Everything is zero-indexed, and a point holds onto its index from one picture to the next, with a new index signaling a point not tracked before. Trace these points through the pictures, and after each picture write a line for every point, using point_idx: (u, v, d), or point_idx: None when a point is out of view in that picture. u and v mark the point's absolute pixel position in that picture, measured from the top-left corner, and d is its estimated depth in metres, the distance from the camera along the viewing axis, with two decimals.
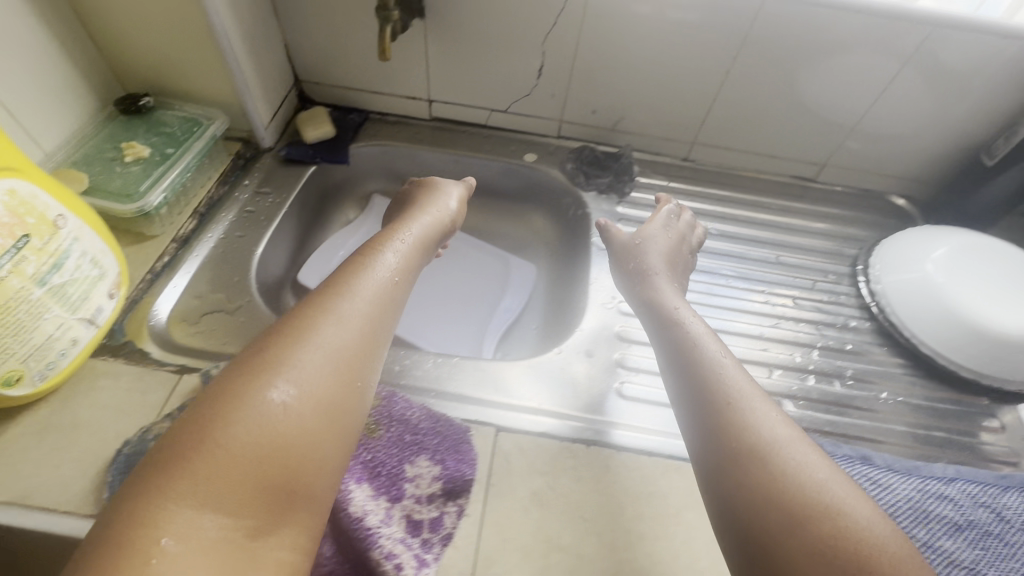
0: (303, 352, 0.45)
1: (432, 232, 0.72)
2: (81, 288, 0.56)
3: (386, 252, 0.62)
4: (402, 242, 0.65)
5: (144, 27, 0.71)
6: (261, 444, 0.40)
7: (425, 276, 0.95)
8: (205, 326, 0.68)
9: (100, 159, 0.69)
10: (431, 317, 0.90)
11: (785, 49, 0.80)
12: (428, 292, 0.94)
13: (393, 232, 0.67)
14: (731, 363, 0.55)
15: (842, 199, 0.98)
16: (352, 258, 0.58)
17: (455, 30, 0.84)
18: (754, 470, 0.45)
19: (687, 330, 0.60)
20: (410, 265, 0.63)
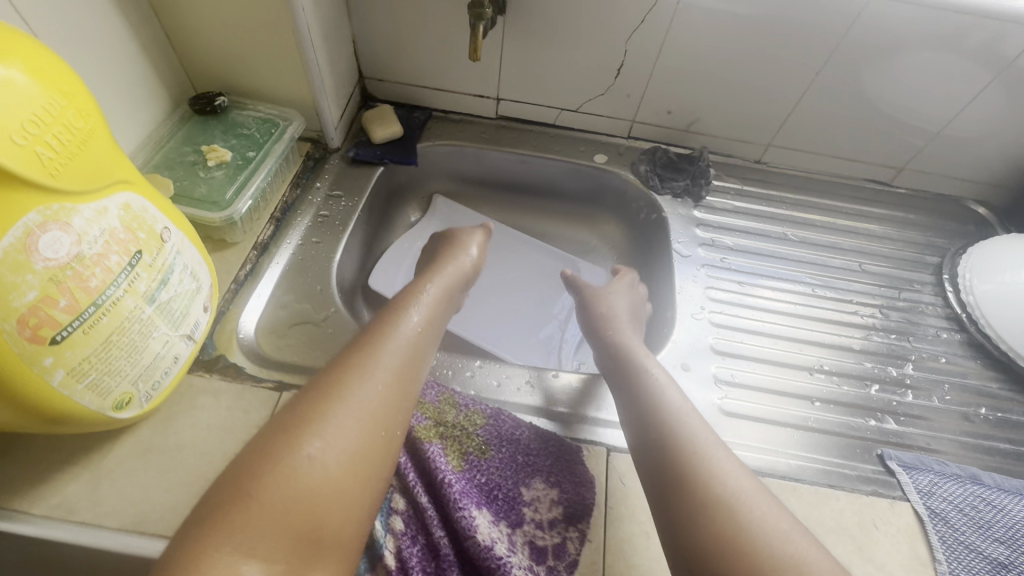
0: (343, 400, 0.47)
1: (462, 283, 0.72)
2: (182, 303, 0.54)
3: (414, 299, 0.62)
4: (431, 288, 0.65)
5: (223, 24, 0.68)
6: (289, 499, 0.42)
7: (491, 280, 0.93)
8: (296, 338, 0.66)
9: (180, 163, 0.66)
10: (499, 324, 0.89)
11: (877, 50, 0.76)
12: (496, 297, 0.92)
13: (426, 278, 0.67)
14: (690, 413, 0.56)
15: (918, 204, 0.95)
16: (388, 310, 0.59)
17: (535, 28, 0.80)
18: (718, 521, 0.46)
19: (650, 377, 0.59)
20: (441, 314, 0.63)
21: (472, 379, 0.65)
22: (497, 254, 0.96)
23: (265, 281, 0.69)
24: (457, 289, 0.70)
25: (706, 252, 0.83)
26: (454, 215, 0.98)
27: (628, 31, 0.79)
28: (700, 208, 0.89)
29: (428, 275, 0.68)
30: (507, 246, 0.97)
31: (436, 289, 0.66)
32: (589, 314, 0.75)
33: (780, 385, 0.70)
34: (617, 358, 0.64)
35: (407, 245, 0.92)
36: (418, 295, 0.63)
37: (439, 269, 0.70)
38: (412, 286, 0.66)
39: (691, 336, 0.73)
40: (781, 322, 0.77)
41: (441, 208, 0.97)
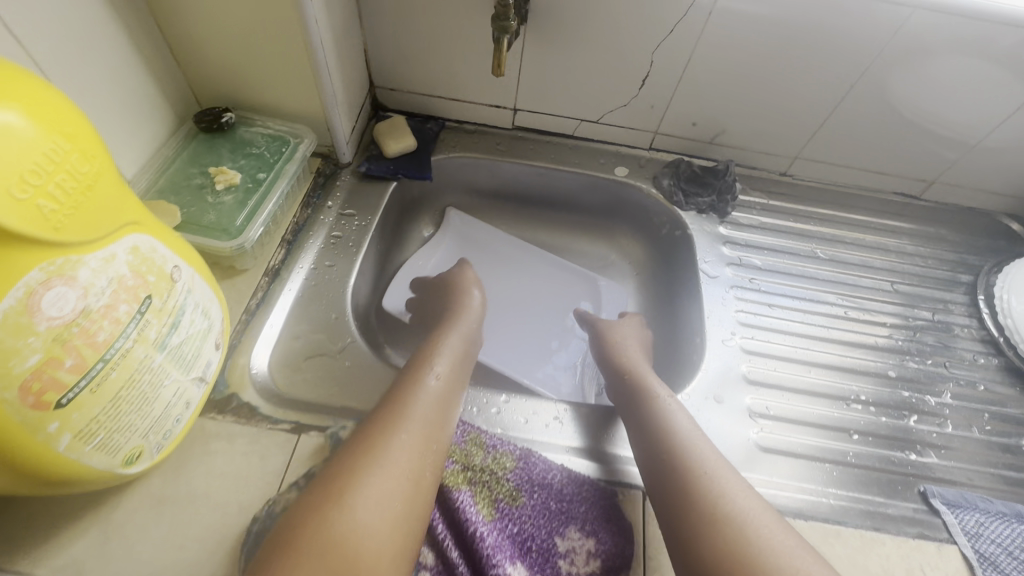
0: (375, 450, 0.49)
1: (478, 331, 0.73)
2: (194, 345, 0.50)
3: (439, 350, 0.64)
4: (453, 338, 0.67)
5: (231, 36, 0.63)
6: (331, 544, 0.43)
7: (508, 298, 0.90)
8: (311, 372, 0.62)
9: (186, 186, 0.62)
10: (515, 345, 0.85)
11: (916, 61, 0.72)
12: (513, 316, 0.88)
13: (447, 327, 0.70)
14: (697, 432, 0.57)
15: (948, 219, 0.92)
16: (417, 360, 0.61)
17: (557, 37, 0.77)
18: (725, 537, 0.46)
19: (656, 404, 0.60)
20: (465, 363, 0.65)
21: (498, 416, 0.62)
22: (514, 271, 0.93)
23: (277, 310, 0.66)
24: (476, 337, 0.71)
25: (733, 272, 0.80)
26: (469, 230, 0.94)
27: (655, 41, 0.75)
28: (726, 225, 0.86)
29: (448, 324, 0.70)
30: (524, 262, 0.93)
31: (457, 338, 0.67)
32: (601, 348, 0.76)
33: (816, 416, 0.67)
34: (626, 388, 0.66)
35: (421, 263, 0.88)
36: (442, 346, 0.65)
37: (457, 315, 0.72)
38: (436, 334, 0.68)
39: (722, 364, 0.70)
40: (815, 348, 0.73)
41: (455, 223, 0.94)
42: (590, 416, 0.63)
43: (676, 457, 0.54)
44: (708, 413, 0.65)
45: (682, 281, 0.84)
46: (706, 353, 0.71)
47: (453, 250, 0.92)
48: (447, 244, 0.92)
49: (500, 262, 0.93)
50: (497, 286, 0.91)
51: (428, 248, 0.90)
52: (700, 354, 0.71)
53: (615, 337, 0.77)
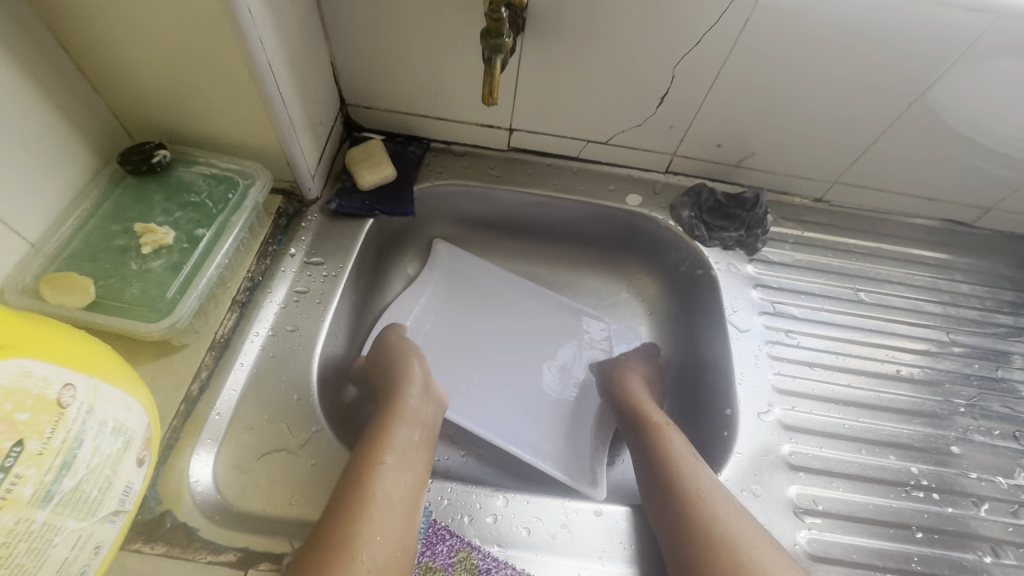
0: None
1: (432, 401, 0.60)
2: (102, 476, 0.40)
3: (381, 447, 0.51)
4: (397, 426, 0.54)
5: (158, 59, 0.51)
6: None
7: (505, 346, 0.78)
8: (266, 475, 0.51)
9: (105, 249, 0.51)
10: (508, 408, 0.73)
11: (993, 77, 0.60)
12: (510, 369, 0.76)
13: (389, 411, 0.56)
14: (727, 503, 0.53)
15: (1004, 250, 0.80)
16: (354, 472, 0.49)
17: (561, 48, 0.64)
18: None
19: (676, 489, 0.54)
20: (414, 455, 0.53)
21: (493, 526, 0.51)
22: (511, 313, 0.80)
23: (226, 393, 0.54)
24: (428, 415, 0.58)
25: (765, 324, 0.70)
26: (459, 265, 0.82)
27: (679, 53, 0.63)
28: (756, 263, 0.75)
29: (391, 405, 0.57)
30: (522, 303, 0.81)
31: (403, 426, 0.54)
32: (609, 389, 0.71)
33: (872, 510, 0.57)
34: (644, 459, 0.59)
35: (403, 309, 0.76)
36: (384, 430, 0.53)
37: (400, 389, 0.58)
38: (377, 424, 0.55)
39: (760, 445, 0.60)
40: (865, 420, 0.64)
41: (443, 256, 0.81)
42: (604, 522, 0.53)
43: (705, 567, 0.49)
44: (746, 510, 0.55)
45: (705, 331, 0.73)
46: (739, 430, 0.61)
47: (442, 290, 0.80)
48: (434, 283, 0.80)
49: (494, 303, 0.81)
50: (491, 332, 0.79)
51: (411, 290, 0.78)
52: (732, 431, 0.61)
53: (626, 386, 0.69)
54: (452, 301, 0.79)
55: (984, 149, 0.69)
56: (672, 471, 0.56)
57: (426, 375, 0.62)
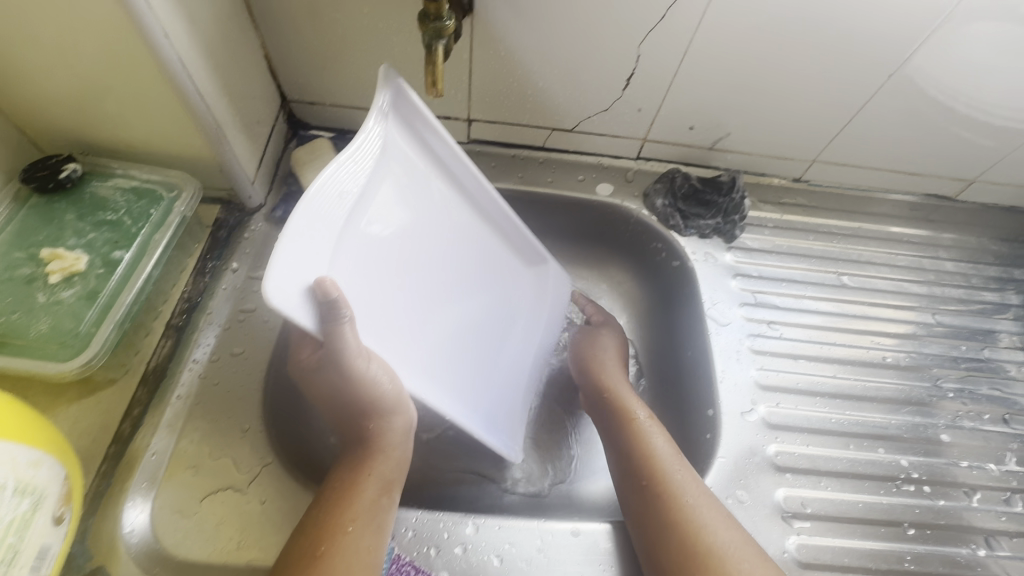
0: None
1: (412, 439, 0.50)
2: (4, 546, 0.35)
3: (345, 513, 0.44)
4: (367, 483, 0.46)
5: (48, 63, 0.45)
6: None
7: (453, 269, 0.55)
8: (210, 517, 0.47)
9: (8, 279, 0.46)
10: (454, 353, 0.54)
11: (973, 43, 0.57)
12: (459, 319, 0.55)
13: (360, 462, 0.47)
14: (736, 544, 0.46)
15: (988, 222, 0.78)
16: (309, 550, 0.42)
17: (515, 32, 0.59)
18: None
19: (672, 528, 0.47)
20: (384, 521, 0.45)
21: (464, 557, 0.48)
22: (467, 231, 0.57)
23: (162, 429, 0.49)
24: (404, 463, 0.49)
25: (746, 316, 0.67)
26: (423, 141, 0.50)
27: (642, 32, 0.59)
28: (735, 252, 0.71)
29: (364, 453, 0.48)
30: (488, 215, 0.60)
31: (374, 484, 0.46)
32: (593, 385, 0.61)
33: (862, 509, 0.56)
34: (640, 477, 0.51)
35: (343, 194, 0.42)
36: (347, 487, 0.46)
37: (378, 437, 0.47)
38: (343, 477, 0.47)
39: (745, 446, 0.58)
40: (852, 412, 0.62)
41: (399, 114, 0.48)
42: (583, 545, 0.49)
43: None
44: None
45: (686, 329, 0.68)
46: (723, 432, 0.58)
47: (387, 174, 0.47)
48: (382, 155, 0.46)
49: (453, 213, 0.55)
50: (440, 254, 0.53)
51: (349, 159, 0.42)
52: (715, 433, 0.59)
53: (613, 381, 0.60)
54: (400, 186, 0.49)
55: (967, 121, 0.65)
56: (668, 498, 0.49)
57: (407, 414, 0.48)
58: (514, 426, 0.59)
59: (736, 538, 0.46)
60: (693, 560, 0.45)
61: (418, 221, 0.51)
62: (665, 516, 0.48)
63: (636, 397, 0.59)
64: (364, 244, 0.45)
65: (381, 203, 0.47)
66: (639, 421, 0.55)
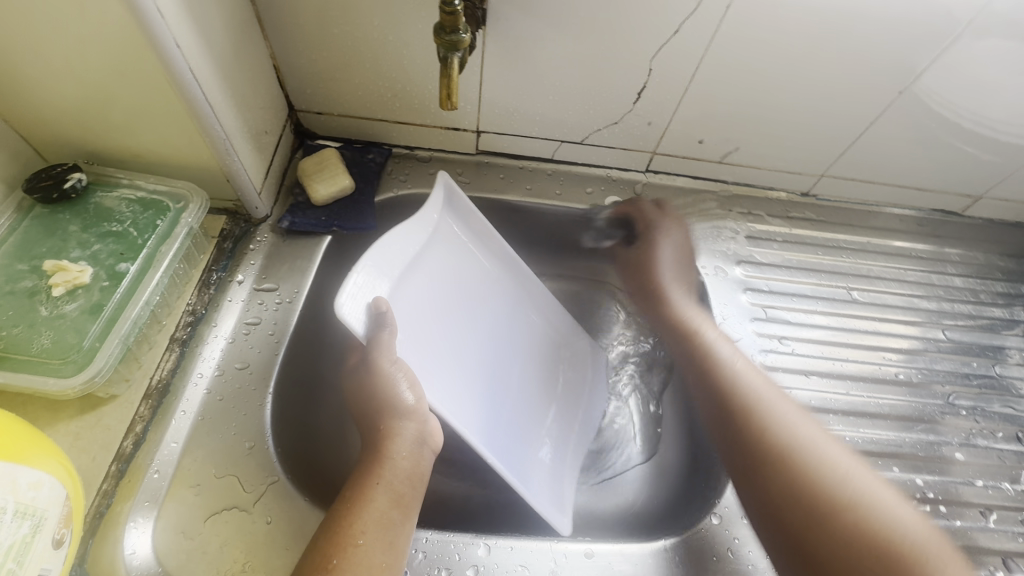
0: None
1: (424, 451, 0.48)
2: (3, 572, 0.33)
3: (355, 524, 0.42)
4: (377, 493, 0.44)
5: (56, 71, 0.44)
6: None
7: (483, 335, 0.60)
8: (214, 539, 0.45)
9: (9, 292, 0.44)
10: (490, 407, 0.57)
11: (984, 61, 0.57)
12: (496, 380, 0.59)
13: (368, 472, 0.45)
14: (781, 399, 0.57)
15: (994, 238, 0.78)
16: (318, 563, 0.40)
17: (526, 44, 0.59)
18: (828, 514, 0.47)
19: (723, 378, 0.59)
20: (396, 535, 0.43)
21: None
22: (501, 302, 0.63)
23: (165, 446, 0.48)
24: (421, 470, 0.47)
25: (757, 331, 0.66)
26: (465, 218, 0.61)
27: (654, 46, 0.58)
28: (745, 266, 0.71)
29: (372, 463, 0.46)
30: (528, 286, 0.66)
31: (384, 495, 0.44)
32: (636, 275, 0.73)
33: None
34: (714, 381, 0.59)
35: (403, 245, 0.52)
36: (358, 497, 0.44)
37: (387, 445, 0.46)
38: (352, 487, 0.45)
39: None
40: (866, 430, 0.61)
41: (448, 200, 0.59)
42: (597, 567, 0.48)
43: (785, 499, 0.49)
44: (745, 538, 0.52)
45: None
46: None
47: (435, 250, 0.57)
48: (434, 232, 0.57)
49: (489, 285, 0.63)
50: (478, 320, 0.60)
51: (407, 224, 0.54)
52: None
53: (677, 304, 0.67)
54: (446, 259, 0.58)
55: (976, 137, 0.66)
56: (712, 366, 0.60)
57: (423, 423, 0.48)
58: (551, 488, 0.57)
59: (813, 433, 0.53)
60: (747, 409, 0.56)
61: (461, 288, 0.59)
62: (713, 382, 0.60)
63: (697, 307, 0.66)
64: (416, 292, 0.53)
65: (433, 263, 0.56)
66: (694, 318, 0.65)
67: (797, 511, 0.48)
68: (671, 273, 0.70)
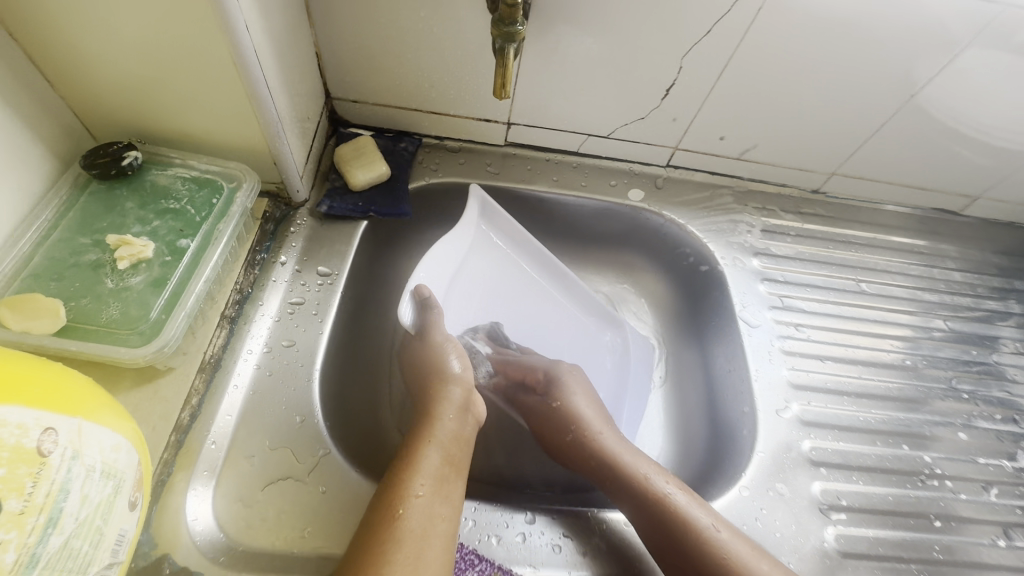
0: None
1: (468, 422, 0.53)
2: (92, 529, 0.35)
3: (414, 479, 0.45)
4: (431, 450, 0.48)
5: (124, 51, 0.45)
6: None
7: (524, 316, 0.70)
8: (272, 506, 0.47)
9: (73, 265, 0.46)
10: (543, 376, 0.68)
11: (990, 72, 0.61)
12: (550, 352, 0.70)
13: (421, 433, 0.50)
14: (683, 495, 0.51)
15: (989, 236, 0.83)
16: (385, 512, 0.43)
17: (563, 39, 0.61)
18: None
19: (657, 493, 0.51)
20: (451, 489, 0.46)
21: (523, 545, 0.49)
22: (546, 298, 0.72)
23: (220, 419, 0.49)
24: (465, 434, 0.51)
25: (775, 319, 0.70)
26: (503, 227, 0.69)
27: (685, 46, 0.61)
28: (761, 258, 0.74)
29: (424, 428, 0.50)
30: (557, 283, 0.72)
31: (437, 452, 0.48)
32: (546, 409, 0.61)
33: (892, 501, 0.59)
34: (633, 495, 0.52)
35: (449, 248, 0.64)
36: (415, 457, 0.47)
37: (435, 410, 0.52)
38: (404, 449, 0.48)
39: (780, 443, 0.61)
40: (877, 411, 0.65)
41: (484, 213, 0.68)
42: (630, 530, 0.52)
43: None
44: (771, 508, 0.56)
45: (717, 333, 0.71)
46: (759, 429, 0.61)
47: (472, 257, 0.67)
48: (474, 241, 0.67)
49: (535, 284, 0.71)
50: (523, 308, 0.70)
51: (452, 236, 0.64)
52: (752, 430, 0.61)
53: (584, 417, 0.59)
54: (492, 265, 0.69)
55: (977, 142, 0.70)
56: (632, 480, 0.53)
57: (469, 392, 0.54)
58: None
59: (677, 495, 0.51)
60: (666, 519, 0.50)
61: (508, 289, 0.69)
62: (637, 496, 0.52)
63: (633, 449, 0.56)
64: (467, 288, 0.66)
65: (479, 263, 0.68)
66: (585, 426, 0.58)
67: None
68: (595, 414, 0.59)
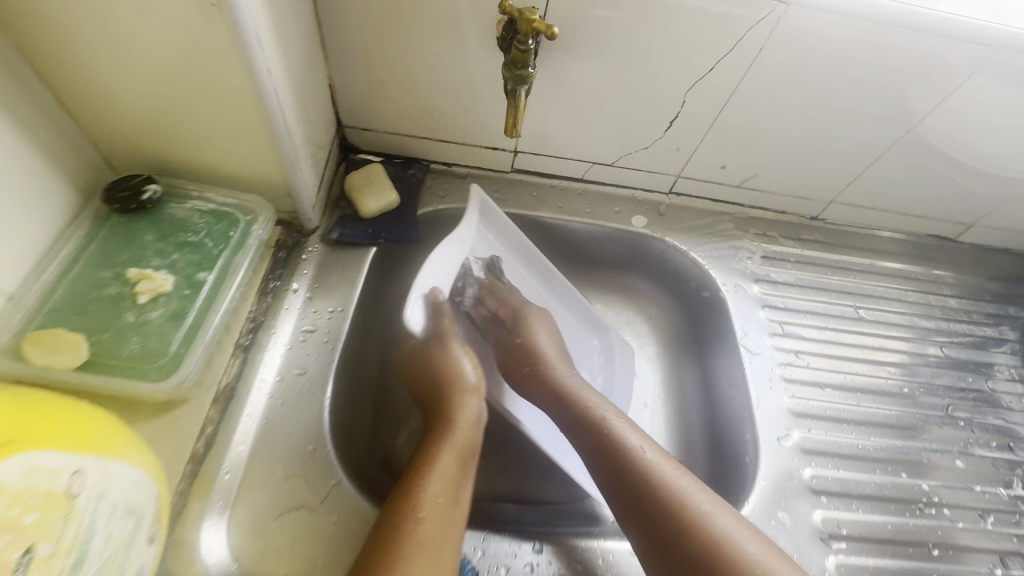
0: None
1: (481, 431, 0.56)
2: (116, 567, 0.36)
3: (429, 477, 0.49)
4: (446, 454, 0.52)
5: (148, 92, 0.47)
6: None
7: None
8: (285, 536, 0.48)
9: (94, 299, 0.47)
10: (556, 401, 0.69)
11: (985, 108, 0.63)
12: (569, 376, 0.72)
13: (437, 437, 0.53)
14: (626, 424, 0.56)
15: (984, 262, 0.84)
16: (397, 506, 0.47)
17: (570, 74, 0.63)
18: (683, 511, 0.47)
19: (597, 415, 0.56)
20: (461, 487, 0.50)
21: None
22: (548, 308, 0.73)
23: (234, 448, 0.50)
24: (478, 443, 0.55)
25: (776, 345, 0.71)
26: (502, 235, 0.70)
27: (689, 82, 0.63)
28: (762, 284, 0.76)
29: (441, 433, 0.54)
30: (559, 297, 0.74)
31: (452, 453, 0.52)
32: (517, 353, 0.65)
33: (891, 530, 0.60)
34: (578, 418, 0.57)
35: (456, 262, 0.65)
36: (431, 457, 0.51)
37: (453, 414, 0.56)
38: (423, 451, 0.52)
39: (780, 469, 0.62)
40: (875, 438, 0.66)
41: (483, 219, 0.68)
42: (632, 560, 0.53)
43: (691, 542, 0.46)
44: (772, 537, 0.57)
45: (718, 358, 0.73)
46: (761, 455, 0.62)
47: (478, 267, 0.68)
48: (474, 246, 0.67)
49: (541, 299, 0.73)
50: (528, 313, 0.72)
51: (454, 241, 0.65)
52: (753, 457, 0.63)
53: (544, 358, 0.64)
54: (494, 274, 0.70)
55: (972, 172, 0.72)
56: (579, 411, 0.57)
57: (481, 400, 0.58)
58: None
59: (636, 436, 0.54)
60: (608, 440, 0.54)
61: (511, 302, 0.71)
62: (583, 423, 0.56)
63: (582, 381, 0.61)
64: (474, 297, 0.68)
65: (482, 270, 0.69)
66: (544, 367, 0.63)
67: (712, 562, 0.44)
68: (554, 350, 0.65)
